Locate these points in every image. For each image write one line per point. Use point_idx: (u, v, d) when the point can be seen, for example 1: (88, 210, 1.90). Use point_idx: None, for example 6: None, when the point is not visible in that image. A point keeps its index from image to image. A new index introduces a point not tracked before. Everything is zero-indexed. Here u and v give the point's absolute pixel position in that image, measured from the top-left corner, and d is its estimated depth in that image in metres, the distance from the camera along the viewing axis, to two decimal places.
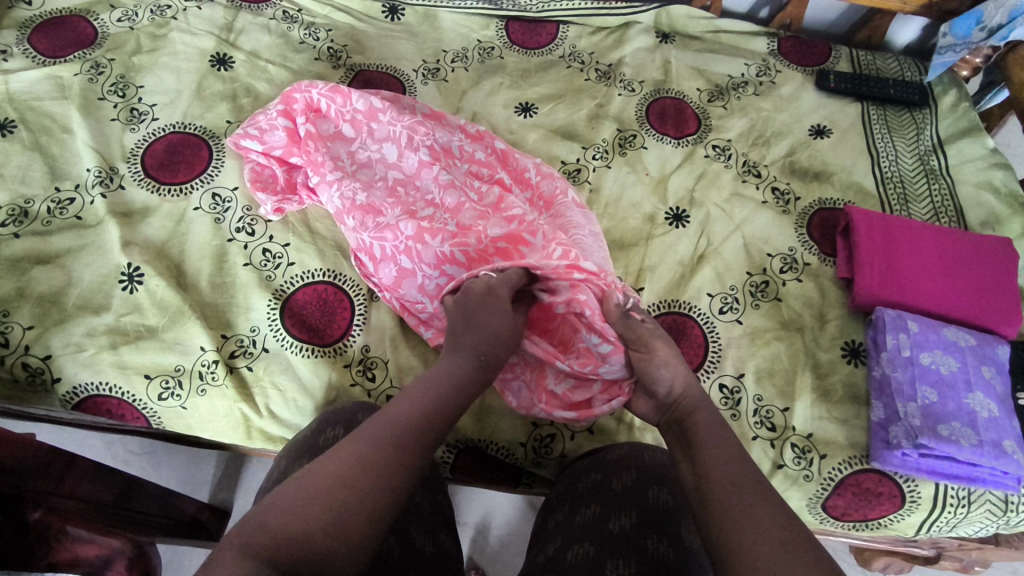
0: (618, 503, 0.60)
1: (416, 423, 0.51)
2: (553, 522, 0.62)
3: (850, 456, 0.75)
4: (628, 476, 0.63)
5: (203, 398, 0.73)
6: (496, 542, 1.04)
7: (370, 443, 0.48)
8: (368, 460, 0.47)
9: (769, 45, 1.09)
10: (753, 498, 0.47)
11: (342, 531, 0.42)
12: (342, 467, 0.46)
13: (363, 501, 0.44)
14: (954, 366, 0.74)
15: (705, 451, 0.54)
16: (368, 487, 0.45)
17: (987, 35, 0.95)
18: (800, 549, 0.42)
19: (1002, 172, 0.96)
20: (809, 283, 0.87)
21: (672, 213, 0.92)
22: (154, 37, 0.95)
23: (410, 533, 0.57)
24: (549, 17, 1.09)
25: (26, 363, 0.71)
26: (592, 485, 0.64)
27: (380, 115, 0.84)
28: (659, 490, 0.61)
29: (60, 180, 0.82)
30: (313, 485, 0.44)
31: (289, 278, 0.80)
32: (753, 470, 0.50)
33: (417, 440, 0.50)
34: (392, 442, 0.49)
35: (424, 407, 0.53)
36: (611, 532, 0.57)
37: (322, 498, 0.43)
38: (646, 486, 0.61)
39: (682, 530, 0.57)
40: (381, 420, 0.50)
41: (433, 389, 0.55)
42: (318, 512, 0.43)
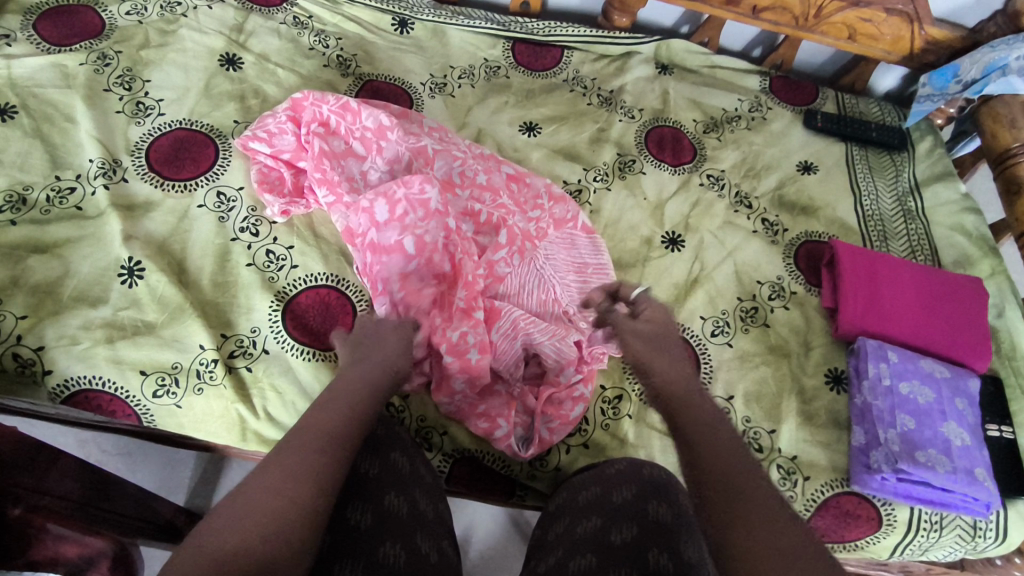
0: (618, 516, 0.62)
1: (337, 431, 0.51)
2: (554, 534, 0.64)
3: (831, 479, 0.78)
4: (628, 490, 0.65)
5: (200, 398, 0.72)
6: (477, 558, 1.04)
7: (290, 457, 0.47)
8: (296, 470, 0.46)
9: (762, 83, 1.14)
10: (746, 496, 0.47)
11: (279, 532, 0.43)
12: (269, 482, 0.45)
13: (300, 504, 0.45)
14: (930, 396, 0.79)
15: (707, 450, 0.53)
16: (299, 498, 0.45)
17: (962, 88, 1.03)
18: (750, 535, 0.44)
19: (973, 217, 1.02)
20: (796, 310, 0.91)
21: (668, 237, 0.95)
22: (163, 33, 0.95)
23: (415, 538, 0.57)
24: (555, 41, 1.12)
25: (17, 354, 0.69)
26: (591, 498, 0.66)
27: (389, 133, 0.85)
28: (657, 505, 0.63)
29: (61, 169, 0.80)
30: (245, 500, 0.44)
31: (292, 280, 0.80)
32: (731, 446, 0.53)
33: (340, 447, 0.50)
34: (322, 451, 0.49)
35: (340, 412, 0.54)
36: (613, 543, 0.59)
37: (262, 509, 0.43)
38: (645, 501, 0.63)
39: (683, 545, 0.58)
40: (301, 433, 0.50)
41: (372, 371, 0.61)
42: (254, 522, 0.42)
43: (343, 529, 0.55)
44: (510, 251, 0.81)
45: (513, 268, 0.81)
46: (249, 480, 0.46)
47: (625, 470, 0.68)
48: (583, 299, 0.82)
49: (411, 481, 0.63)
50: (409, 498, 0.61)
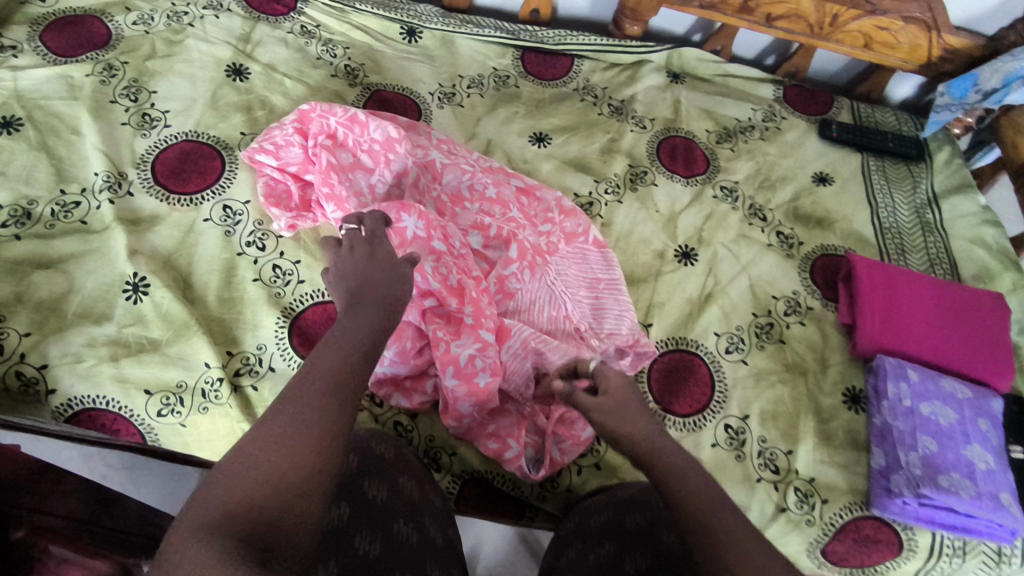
0: (629, 543, 0.60)
1: (343, 373, 0.48)
2: (565, 561, 0.62)
3: (850, 502, 0.76)
4: (641, 516, 0.63)
5: (205, 416, 0.71)
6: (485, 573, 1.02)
7: (296, 403, 0.45)
8: (302, 418, 0.44)
9: (776, 91, 1.12)
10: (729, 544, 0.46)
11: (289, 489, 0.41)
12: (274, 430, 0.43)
13: (311, 455, 0.42)
14: (952, 418, 0.76)
15: (684, 500, 0.50)
16: (309, 449, 0.43)
17: (982, 97, 1.00)
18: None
19: (993, 229, 0.99)
20: (812, 326, 0.89)
21: (681, 250, 0.93)
22: (169, 43, 0.94)
23: (424, 567, 0.56)
24: (565, 50, 1.10)
25: (20, 372, 0.68)
26: (603, 524, 0.64)
27: (397, 145, 0.84)
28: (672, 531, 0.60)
29: (66, 183, 0.79)
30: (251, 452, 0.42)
31: (298, 296, 0.79)
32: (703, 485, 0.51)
33: (349, 392, 0.47)
34: (329, 394, 0.46)
35: (344, 350, 0.50)
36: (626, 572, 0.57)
37: (271, 462, 0.41)
38: (660, 527, 0.61)
39: None
40: (306, 375, 0.47)
41: (374, 306, 0.57)
42: (265, 475, 0.41)
43: (353, 559, 0.51)
44: (521, 265, 0.79)
45: (524, 283, 0.79)
46: (255, 427, 0.43)
47: (638, 495, 0.67)
48: (595, 316, 0.81)
49: (420, 506, 0.62)
50: (418, 524, 0.60)
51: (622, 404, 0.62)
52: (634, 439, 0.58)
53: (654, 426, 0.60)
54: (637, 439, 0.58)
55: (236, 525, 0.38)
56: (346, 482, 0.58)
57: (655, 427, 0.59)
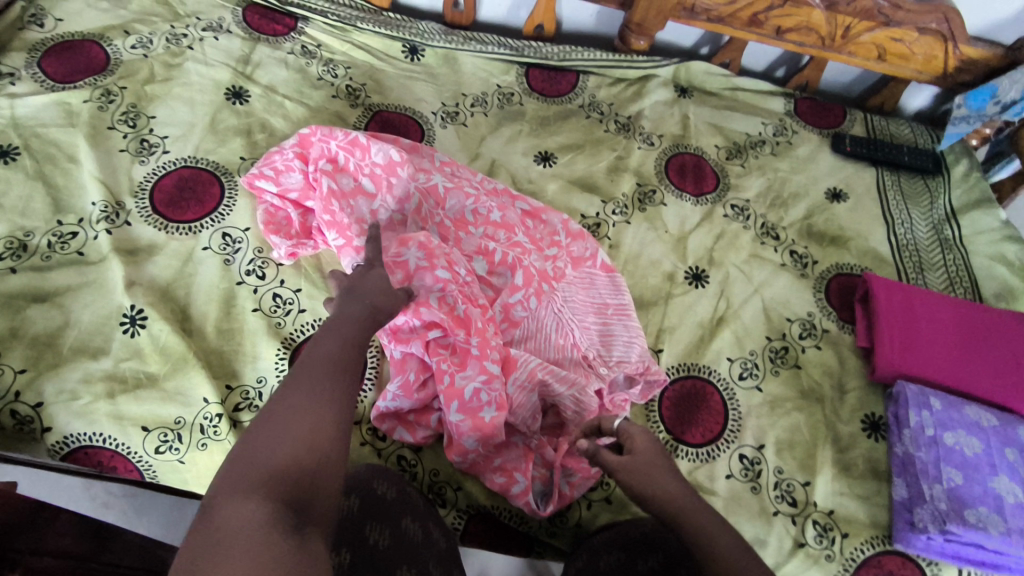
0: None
1: (342, 355, 0.50)
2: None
3: (871, 536, 0.73)
4: (655, 559, 0.62)
5: (203, 453, 0.69)
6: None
7: (304, 381, 0.46)
8: (315, 394, 0.45)
9: (786, 105, 1.10)
10: None
11: (318, 457, 0.42)
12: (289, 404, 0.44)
13: (330, 424, 0.44)
14: (977, 448, 0.73)
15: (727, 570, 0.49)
16: (326, 419, 0.44)
17: (1001, 109, 0.98)
18: None
19: (1016, 246, 0.96)
20: (828, 350, 0.86)
21: (692, 272, 0.90)
22: (168, 67, 0.93)
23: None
24: (570, 66, 1.08)
25: (15, 410, 0.66)
26: (614, 566, 0.62)
27: (399, 169, 0.82)
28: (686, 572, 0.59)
29: (63, 213, 0.78)
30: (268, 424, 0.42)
31: (299, 326, 0.77)
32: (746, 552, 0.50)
33: (352, 368, 0.49)
34: (338, 373, 0.48)
35: (336, 337, 0.52)
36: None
37: (293, 429, 0.42)
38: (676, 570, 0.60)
39: None
40: (310, 359, 0.48)
41: (364, 300, 0.58)
42: (289, 439, 0.42)
43: None
44: (527, 292, 0.77)
45: (530, 311, 0.77)
46: (266, 407, 0.44)
47: (651, 533, 0.65)
48: (603, 343, 0.79)
49: (423, 549, 0.60)
50: (421, 568, 0.57)
51: (650, 458, 0.58)
52: (662, 494, 0.55)
53: (681, 482, 0.57)
54: (665, 497, 0.55)
55: (271, 489, 0.39)
56: (346, 528, 0.56)
57: (681, 482, 0.57)
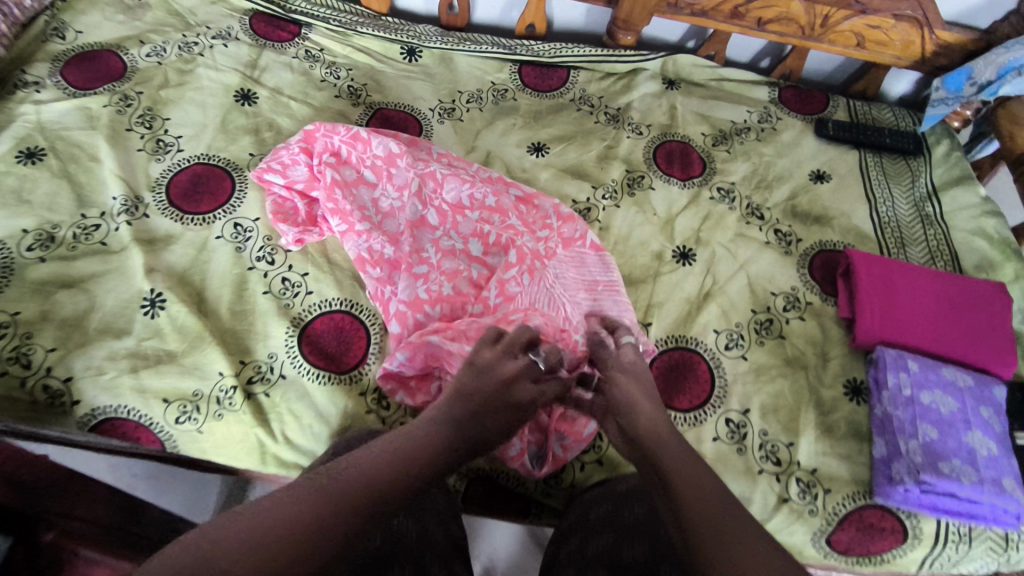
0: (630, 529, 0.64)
1: (379, 485, 0.49)
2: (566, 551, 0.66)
3: (853, 492, 0.78)
4: (640, 546, 0.62)
5: (220, 423, 0.74)
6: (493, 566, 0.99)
7: (317, 497, 0.46)
8: (314, 513, 0.45)
9: (771, 93, 1.14)
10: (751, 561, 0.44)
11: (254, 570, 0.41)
12: (297, 490, 0.47)
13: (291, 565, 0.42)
14: (953, 406, 0.78)
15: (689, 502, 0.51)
16: (283, 558, 0.42)
17: (977, 90, 1.01)
18: None
19: (995, 220, 1.00)
20: (812, 321, 0.90)
21: (679, 251, 0.94)
22: (181, 72, 0.99)
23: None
24: (561, 62, 1.13)
25: (47, 385, 0.72)
26: (604, 513, 0.67)
27: (399, 160, 0.87)
28: (637, 506, 0.66)
29: (86, 207, 0.84)
30: (255, 514, 0.44)
31: (307, 306, 0.82)
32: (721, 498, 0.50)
33: (378, 504, 0.48)
34: (354, 510, 0.46)
35: (391, 467, 0.51)
36: (625, 560, 0.61)
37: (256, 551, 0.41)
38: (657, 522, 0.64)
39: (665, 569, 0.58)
40: (351, 467, 0.49)
41: (461, 415, 0.58)
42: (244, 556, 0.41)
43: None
44: (520, 270, 0.82)
45: (523, 287, 0.81)
46: (262, 504, 0.45)
47: (637, 488, 0.69)
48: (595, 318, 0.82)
49: (418, 544, 0.61)
50: (416, 564, 0.59)
51: (640, 381, 0.67)
52: (643, 422, 0.61)
53: (662, 414, 0.62)
54: (643, 423, 0.61)
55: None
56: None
57: (662, 414, 0.62)
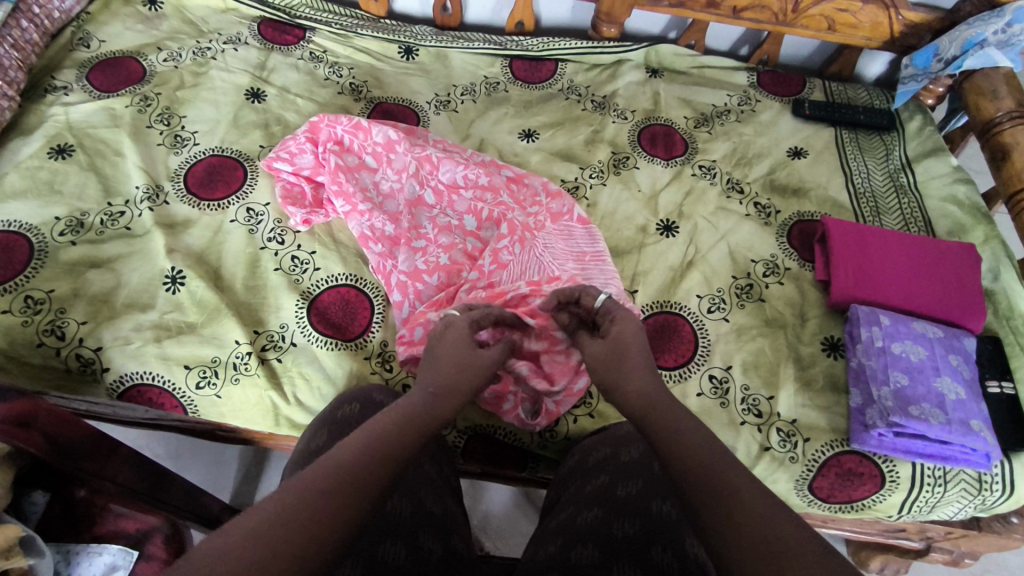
0: (619, 509, 0.63)
1: (372, 462, 0.51)
2: (556, 522, 0.65)
3: (831, 439, 0.81)
4: (634, 485, 0.66)
5: (237, 387, 0.80)
6: (487, 528, 1.10)
7: (309, 481, 0.47)
8: (307, 500, 0.46)
9: (749, 78, 1.20)
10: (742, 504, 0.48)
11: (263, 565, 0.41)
12: (273, 513, 0.44)
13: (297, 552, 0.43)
14: (923, 354, 0.81)
15: (682, 448, 0.54)
16: (292, 547, 0.43)
17: (944, 65, 1.06)
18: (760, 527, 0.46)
19: (966, 186, 1.04)
20: (790, 285, 0.95)
21: (663, 224, 1.00)
22: (196, 75, 1.07)
23: (450, 535, 0.62)
24: (549, 55, 1.20)
25: (79, 354, 0.79)
26: (598, 488, 0.67)
27: (397, 146, 0.94)
28: (630, 450, 0.71)
29: (112, 197, 0.91)
30: (264, 507, 0.45)
31: (315, 281, 0.88)
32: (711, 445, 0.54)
33: (366, 482, 0.49)
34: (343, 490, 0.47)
35: (375, 445, 0.53)
36: (615, 537, 0.60)
37: (264, 542, 0.42)
38: (651, 498, 0.64)
39: (654, 504, 0.64)
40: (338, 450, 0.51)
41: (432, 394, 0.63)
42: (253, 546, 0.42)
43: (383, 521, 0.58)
44: (511, 240, 0.88)
45: (515, 256, 0.87)
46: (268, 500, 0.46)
47: (637, 461, 0.69)
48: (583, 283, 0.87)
49: (416, 480, 0.65)
50: (413, 497, 0.63)
51: (621, 351, 0.67)
52: (632, 392, 0.63)
53: (652, 380, 0.64)
54: (634, 394, 0.63)
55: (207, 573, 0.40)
56: (348, 425, 0.68)
57: (653, 383, 0.64)
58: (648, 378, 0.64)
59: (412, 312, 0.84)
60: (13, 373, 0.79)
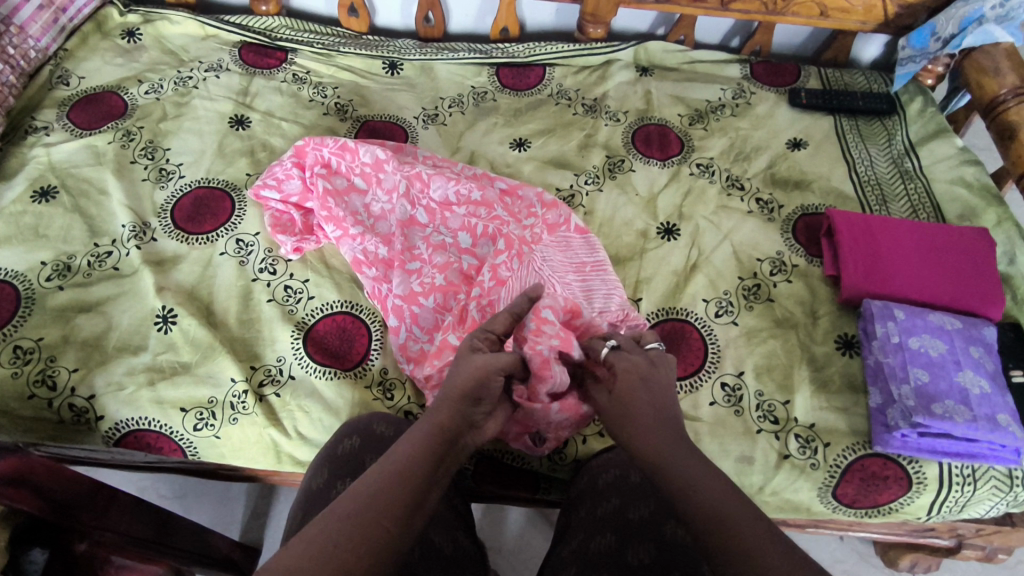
0: (633, 535, 0.61)
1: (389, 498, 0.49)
2: (566, 550, 0.63)
3: (852, 443, 0.78)
4: (646, 507, 0.64)
5: (235, 427, 0.78)
6: (502, 550, 1.08)
7: (335, 521, 0.47)
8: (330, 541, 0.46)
9: (742, 70, 1.17)
10: (766, 557, 0.45)
11: None
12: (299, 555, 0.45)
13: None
14: (942, 348, 0.78)
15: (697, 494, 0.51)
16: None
17: (942, 45, 1.03)
18: None
19: (973, 168, 1.01)
20: (799, 282, 0.92)
21: (663, 227, 0.98)
22: (178, 105, 1.05)
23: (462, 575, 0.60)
24: (536, 61, 1.18)
25: (72, 404, 0.77)
26: (610, 512, 0.65)
27: (386, 165, 0.91)
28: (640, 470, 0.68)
29: (98, 237, 0.89)
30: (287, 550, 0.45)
31: (310, 311, 0.86)
32: (727, 491, 0.50)
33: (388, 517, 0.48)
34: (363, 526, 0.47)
35: (397, 479, 0.51)
36: (629, 565, 0.58)
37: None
38: (663, 520, 0.62)
39: (668, 526, 0.61)
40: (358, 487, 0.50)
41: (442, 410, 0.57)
42: None
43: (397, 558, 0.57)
44: (509, 255, 0.84)
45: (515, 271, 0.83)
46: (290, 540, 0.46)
47: (648, 481, 0.67)
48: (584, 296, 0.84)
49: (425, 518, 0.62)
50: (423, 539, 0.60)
51: (648, 387, 0.60)
52: (648, 439, 0.57)
53: (673, 417, 0.58)
54: (649, 441, 0.56)
55: None
56: (347, 462, 0.66)
57: (671, 427, 0.57)
58: (665, 412, 0.58)
59: (410, 336, 0.82)
60: (7, 427, 0.77)
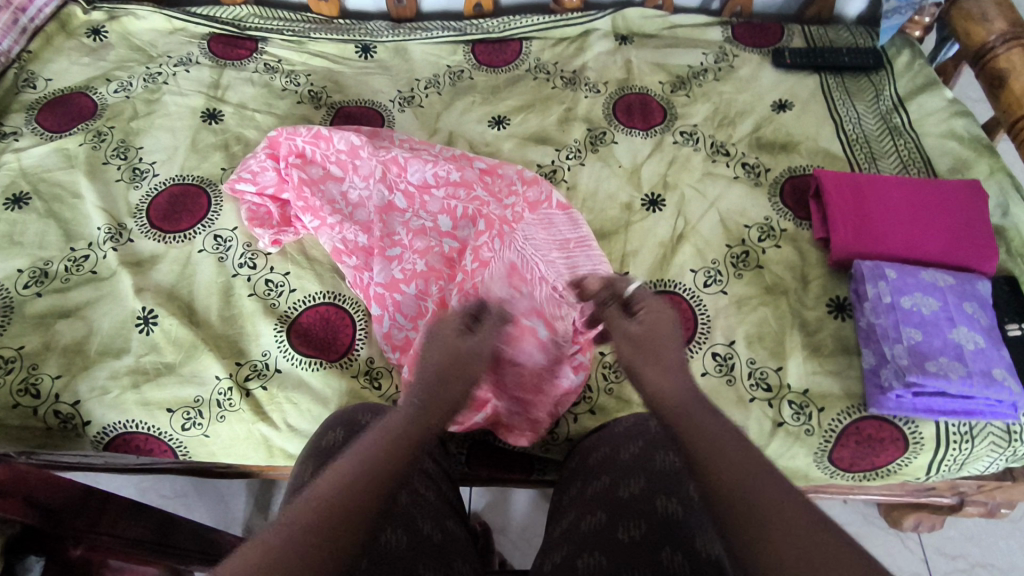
0: (624, 511, 0.60)
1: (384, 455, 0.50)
2: (559, 530, 0.63)
3: (847, 407, 0.77)
4: (636, 483, 0.63)
5: (224, 424, 0.77)
6: (507, 531, 1.08)
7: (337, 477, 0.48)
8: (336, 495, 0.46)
9: (724, 32, 1.14)
10: (774, 517, 0.44)
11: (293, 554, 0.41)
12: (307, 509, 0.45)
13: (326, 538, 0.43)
14: (935, 306, 0.77)
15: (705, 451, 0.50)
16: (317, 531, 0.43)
17: None
18: (791, 542, 0.42)
19: (963, 120, 0.99)
20: (788, 247, 0.90)
21: (648, 199, 0.96)
22: (148, 102, 1.03)
23: (451, 562, 0.59)
24: (511, 35, 1.15)
25: (58, 410, 0.76)
26: (601, 489, 0.64)
27: (361, 151, 0.89)
28: (632, 447, 0.68)
29: (74, 241, 0.88)
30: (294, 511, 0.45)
31: (292, 303, 0.85)
32: (739, 452, 0.49)
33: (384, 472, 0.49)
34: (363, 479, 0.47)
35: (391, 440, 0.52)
36: (621, 541, 0.57)
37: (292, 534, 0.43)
38: (653, 495, 0.61)
39: (660, 501, 0.60)
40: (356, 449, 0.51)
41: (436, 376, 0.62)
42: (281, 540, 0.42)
43: (379, 548, 0.55)
44: (490, 236, 0.84)
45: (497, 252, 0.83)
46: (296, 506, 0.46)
47: (639, 457, 0.66)
48: (571, 273, 0.83)
49: (412, 507, 0.61)
50: (410, 526, 0.59)
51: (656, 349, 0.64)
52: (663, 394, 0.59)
53: (683, 379, 0.60)
54: (669, 395, 0.58)
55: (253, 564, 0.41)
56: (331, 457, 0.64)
57: (685, 383, 0.59)
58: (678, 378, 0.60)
59: (394, 324, 0.80)
60: None
